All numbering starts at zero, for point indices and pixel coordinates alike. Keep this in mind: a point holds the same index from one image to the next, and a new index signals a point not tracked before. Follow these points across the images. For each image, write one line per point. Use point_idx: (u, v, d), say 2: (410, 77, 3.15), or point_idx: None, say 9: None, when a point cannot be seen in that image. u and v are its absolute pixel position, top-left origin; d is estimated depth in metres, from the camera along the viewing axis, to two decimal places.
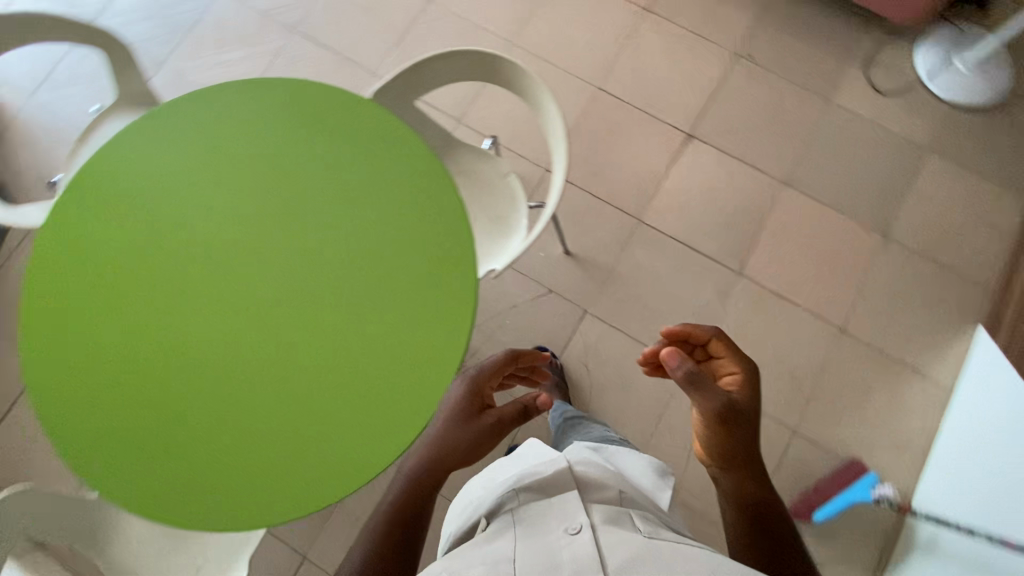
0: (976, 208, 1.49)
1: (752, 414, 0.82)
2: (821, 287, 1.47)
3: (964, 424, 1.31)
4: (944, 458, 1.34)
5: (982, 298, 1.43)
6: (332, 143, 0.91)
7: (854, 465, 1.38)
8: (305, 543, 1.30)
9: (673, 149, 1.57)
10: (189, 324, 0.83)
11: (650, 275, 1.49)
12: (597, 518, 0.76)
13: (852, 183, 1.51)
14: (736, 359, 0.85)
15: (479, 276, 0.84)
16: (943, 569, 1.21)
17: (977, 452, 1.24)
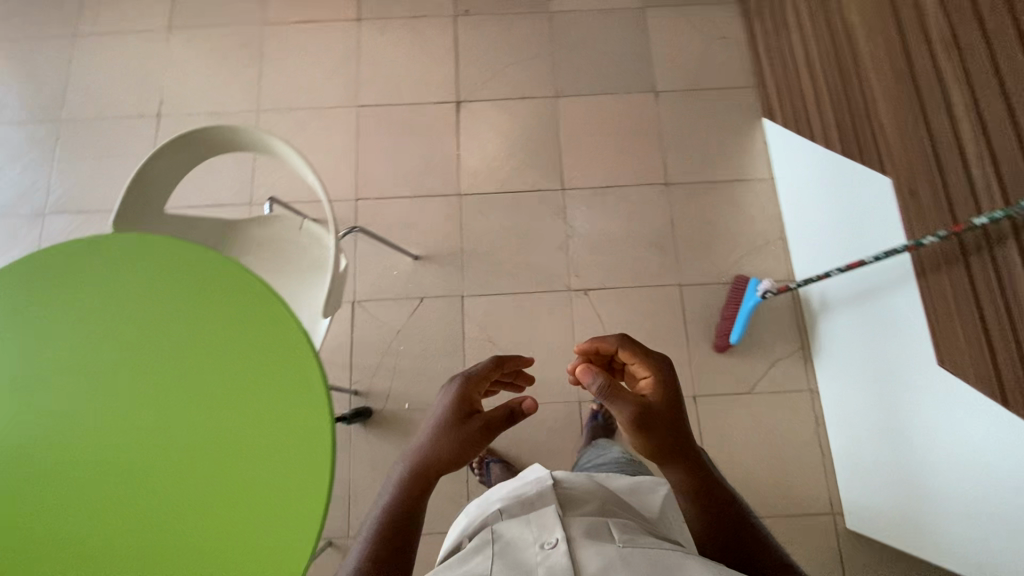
0: (705, 31, 1.71)
1: (675, 413, 0.84)
2: (632, 159, 1.62)
3: (794, 197, 1.48)
4: (795, 232, 1.49)
5: (748, 98, 1.65)
6: (81, 285, 0.97)
7: (738, 280, 1.48)
8: None
9: (451, 121, 1.65)
10: (47, 505, 0.85)
11: (495, 233, 1.56)
12: (575, 531, 0.79)
13: (604, 69, 1.70)
14: (647, 365, 0.89)
15: (265, 292, 0.94)
16: (841, 315, 1.33)
17: (809, 213, 1.41)
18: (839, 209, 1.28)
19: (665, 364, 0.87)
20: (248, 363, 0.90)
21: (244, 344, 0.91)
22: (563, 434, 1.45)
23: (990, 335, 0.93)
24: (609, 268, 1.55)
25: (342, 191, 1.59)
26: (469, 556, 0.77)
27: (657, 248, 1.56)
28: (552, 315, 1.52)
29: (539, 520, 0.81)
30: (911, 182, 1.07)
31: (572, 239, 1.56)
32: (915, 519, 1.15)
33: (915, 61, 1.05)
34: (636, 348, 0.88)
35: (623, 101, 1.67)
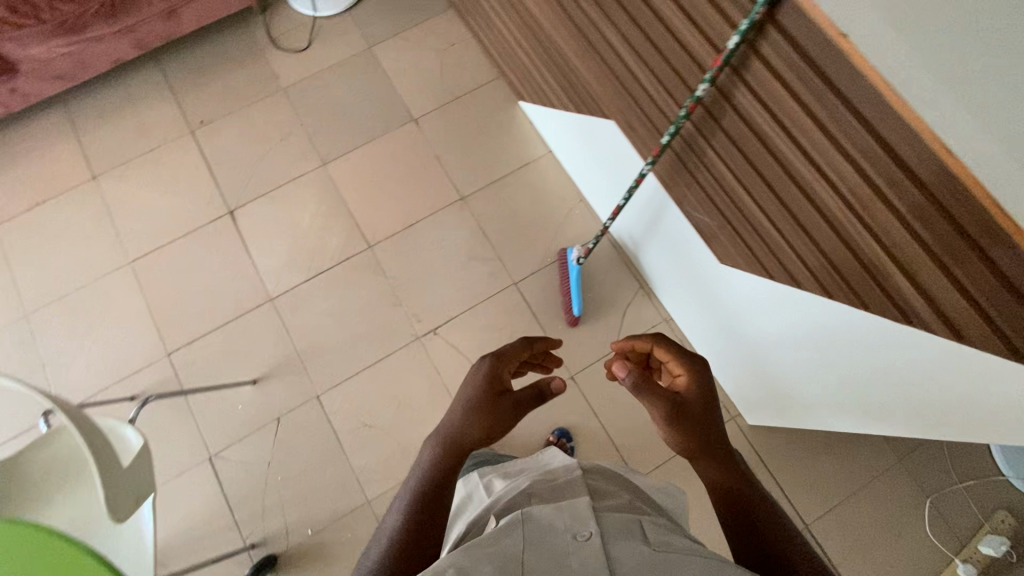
0: (433, 46, 1.74)
1: (711, 411, 0.82)
2: (422, 191, 1.62)
3: (570, 160, 1.56)
4: (586, 188, 1.57)
5: (498, 89, 1.70)
6: None
7: (561, 257, 1.53)
8: None
9: (232, 233, 1.58)
10: None
11: (323, 320, 1.51)
12: (609, 524, 0.67)
13: (359, 119, 1.69)
14: (681, 363, 0.86)
15: None
16: (645, 248, 1.43)
17: (587, 169, 1.50)
18: (601, 159, 1.37)
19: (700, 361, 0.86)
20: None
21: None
22: None
23: (734, 228, 0.98)
24: (445, 301, 1.53)
25: (151, 354, 1.48)
26: (496, 536, 0.65)
27: (480, 260, 1.57)
28: (412, 371, 1.47)
29: (573, 510, 0.69)
30: (627, 122, 1.12)
31: (399, 290, 1.53)
32: (774, 404, 1.22)
33: (577, 18, 1.11)
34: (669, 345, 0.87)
35: (390, 141, 1.67)
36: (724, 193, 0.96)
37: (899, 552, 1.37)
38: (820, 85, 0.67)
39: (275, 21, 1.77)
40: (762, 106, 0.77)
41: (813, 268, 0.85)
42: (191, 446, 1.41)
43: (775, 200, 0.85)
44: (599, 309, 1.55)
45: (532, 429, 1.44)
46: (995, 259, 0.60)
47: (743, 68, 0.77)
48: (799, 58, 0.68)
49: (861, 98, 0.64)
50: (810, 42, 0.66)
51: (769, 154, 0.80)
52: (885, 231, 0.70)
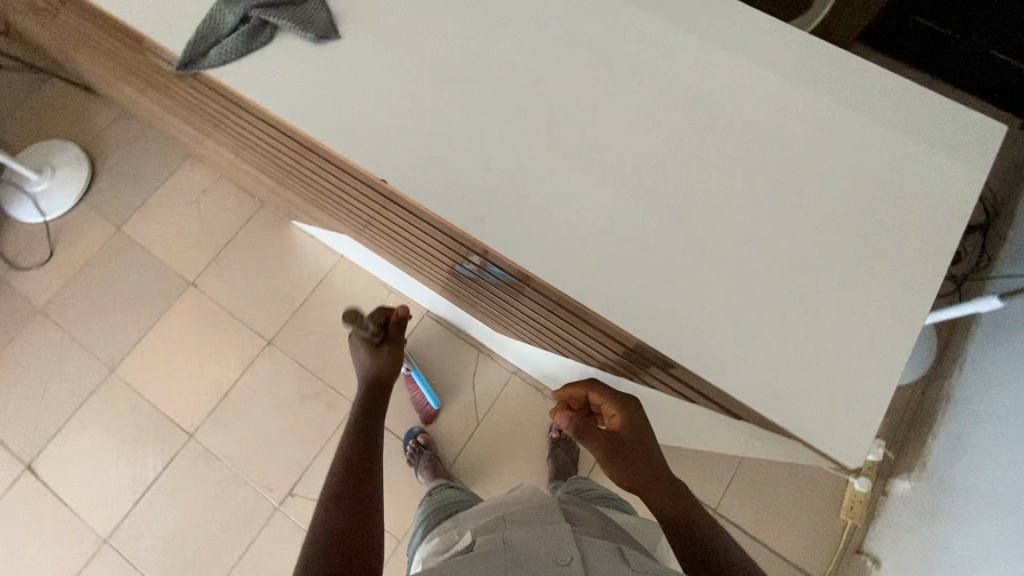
0: (184, 200, 1.65)
1: (647, 446, 0.76)
2: (226, 353, 1.51)
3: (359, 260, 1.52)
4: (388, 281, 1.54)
5: (267, 216, 1.63)
6: None
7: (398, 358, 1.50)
8: None
9: (36, 488, 1.42)
10: None
11: (169, 536, 1.37)
12: (595, 548, 0.66)
13: (132, 307, 1.56)
14: (612, 402, 0.78)
15: None
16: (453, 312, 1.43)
17: (375, 264, 1.48)
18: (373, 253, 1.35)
19: (628, 400, 0.78)
20: None
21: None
22: None
23: (518, 325, 1.05)
24: (289, 454, 1.43)
25: None
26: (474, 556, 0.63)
27: (310, 397, 1.47)
28: (284, 547, 1.36)
29: (554, 533, 0.69)
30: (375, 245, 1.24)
31: (237, 465, 1.42)
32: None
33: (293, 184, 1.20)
34: (600, 388, 0.80)
35: (174, 315, 1.55)
36: (492, 304, 1.02)
37: (802, 493, 1.41)
38: (421, 220, 0.73)
39: (6, 246, 1.62)
40: (415, 232, 0.82)
41: (576, 356, 0.93)
42: None
43: (520, 312, 0.91)
44: (447, 387, 1.51)
45: None
46: (654, 364, 0.66)
47: (379, 208, 0.82)
48: (392, 202, 0.73)
49: (452, 232, 0.69)
50: (385, 192, 0.71)
51: (487, 285, 0.87)
52: (551, 312, 0.76)
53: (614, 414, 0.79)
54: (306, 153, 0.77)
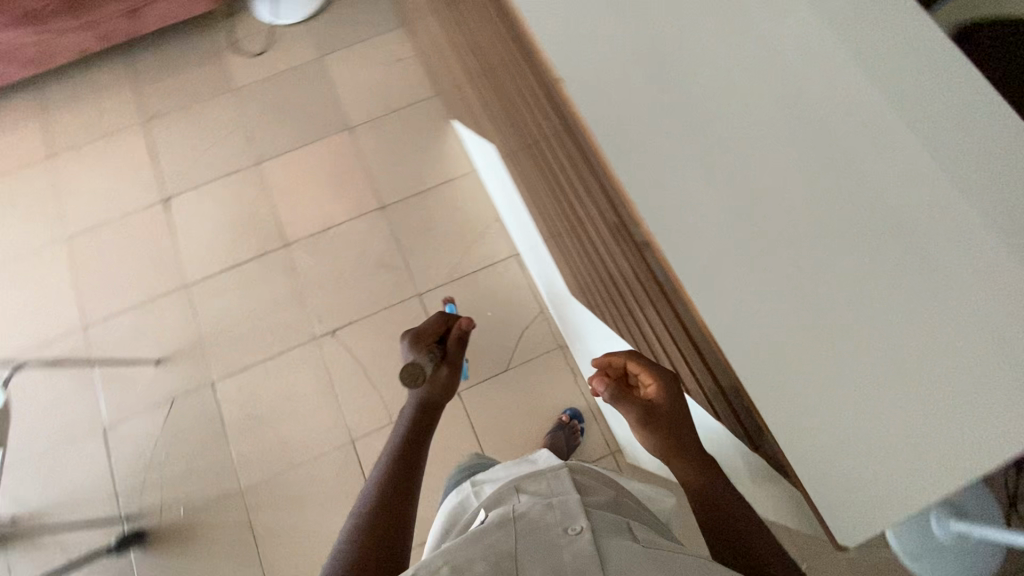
0: (379, 59, 1.81)
1: (681, 421, 0.73)
2: (345, 195, 1.68)
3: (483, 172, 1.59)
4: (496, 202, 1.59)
5: (434, 105, 1.75)
6: None
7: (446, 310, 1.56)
8: None
9: (163, 219, 1.68)
10: None
11: (230, 310, 1.58)
12: (600, 520, 0.67)
13: (297, 123, 1.76)
14: (648, 370, 0.74)
15: None
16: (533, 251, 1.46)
17: (492, 181, 1.54)
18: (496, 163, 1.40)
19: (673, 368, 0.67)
20: None
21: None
22: (343, 477, 1.44)
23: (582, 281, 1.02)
24: (347, 304, 1.57)
25: (68, 326, 1.58)
26: (484, 533, 0.66)
27: (387, 269, 1.60)
28: (305, 371, 1.52)
29: (562, 506, 0.69)
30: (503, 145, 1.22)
31: (305, 288, 1.59)
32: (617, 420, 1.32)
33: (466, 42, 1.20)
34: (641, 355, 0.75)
35: (323, 146, 1.73)
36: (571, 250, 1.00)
37: None
38: (568, 143, 0.71)
39: (237, 29, 1.89)
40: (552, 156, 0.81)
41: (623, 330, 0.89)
42: (90, 415, 1.50)
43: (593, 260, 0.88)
44: (498, 325, 1.57)
45: None
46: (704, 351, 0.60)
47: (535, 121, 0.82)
48: (554, 117, 0.72)
49: (592, 164, 0.67)
50: (555, 106, 0.70)
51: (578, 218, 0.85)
52: (636, 288, 0.73)
53: (651, 383, 0.75)
54: (508, 49, 0.79)
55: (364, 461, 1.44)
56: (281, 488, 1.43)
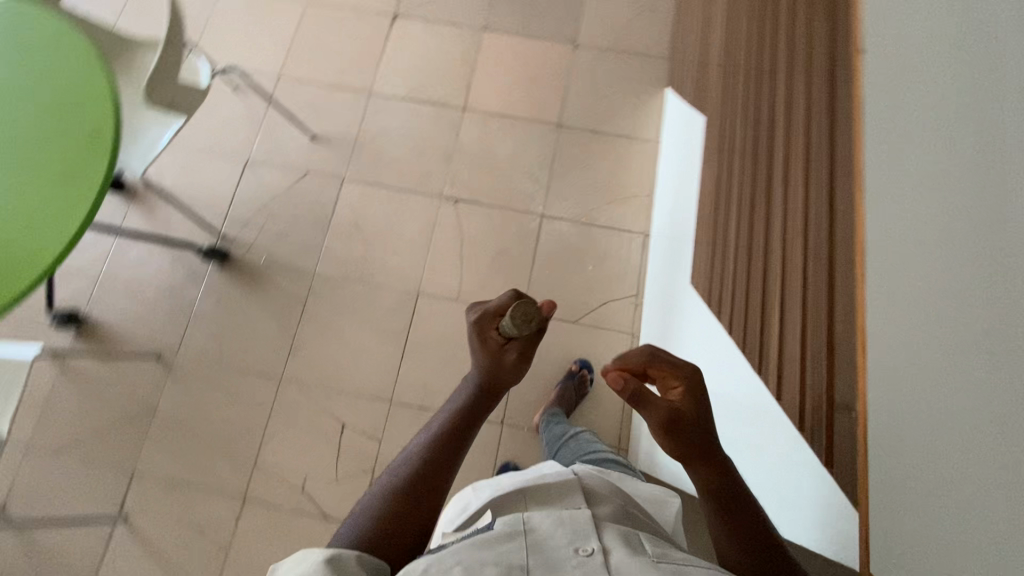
0: (636, 1, 1.82)
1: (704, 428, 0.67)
2: (536, 98, 1.72)
3: (669, 139, 1.56)
4: (663, 172, 1.56)
5: (658, 67, 1.74)
6: None
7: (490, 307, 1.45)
8: (133, 454, 1.42)
9: (384, 30, 1.81)
10: None
11: (389, 133, 1.69)
12: (613, 539, 0.66)
13: (535, 14, 1.82)
14: (674, 374, 0.68)
15: (77, 38, 1.15)
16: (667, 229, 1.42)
17: (672, 149, 1.52)
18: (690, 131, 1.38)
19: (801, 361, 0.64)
20: (79, 128, 1.06)
21: (45, 127, 1.07)
22: (392, 318, 1.53)
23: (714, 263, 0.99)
24: (481, 186, 1.64)
25: (268, 70, 1.76)
26: (495, 540, 0.65)
27: (530, 179, 1.64)
28: (416, 217, 1.62)
29: (571, 520, 0.69)
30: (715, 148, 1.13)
31: (457, 153, 1.67)
32: None
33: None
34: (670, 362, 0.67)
35: (543, 47, 1.78)
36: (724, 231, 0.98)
37: None
38: (826, 197, 0.65)
39: None
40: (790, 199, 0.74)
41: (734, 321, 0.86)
42: (243, 145, 1.68)
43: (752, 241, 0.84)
44: (592, 282, 1.55)
45: (462, 323, 1.52)
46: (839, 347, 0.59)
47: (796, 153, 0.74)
48: (826, 170, 0.66)
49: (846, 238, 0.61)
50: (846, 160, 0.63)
51: (765, 196, 0.82)
52: (792, 369, 0.69)
53: (676, 387, 0.68)
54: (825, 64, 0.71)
55: (416, 317, 1.53)
56: (342, 294, 1.55)
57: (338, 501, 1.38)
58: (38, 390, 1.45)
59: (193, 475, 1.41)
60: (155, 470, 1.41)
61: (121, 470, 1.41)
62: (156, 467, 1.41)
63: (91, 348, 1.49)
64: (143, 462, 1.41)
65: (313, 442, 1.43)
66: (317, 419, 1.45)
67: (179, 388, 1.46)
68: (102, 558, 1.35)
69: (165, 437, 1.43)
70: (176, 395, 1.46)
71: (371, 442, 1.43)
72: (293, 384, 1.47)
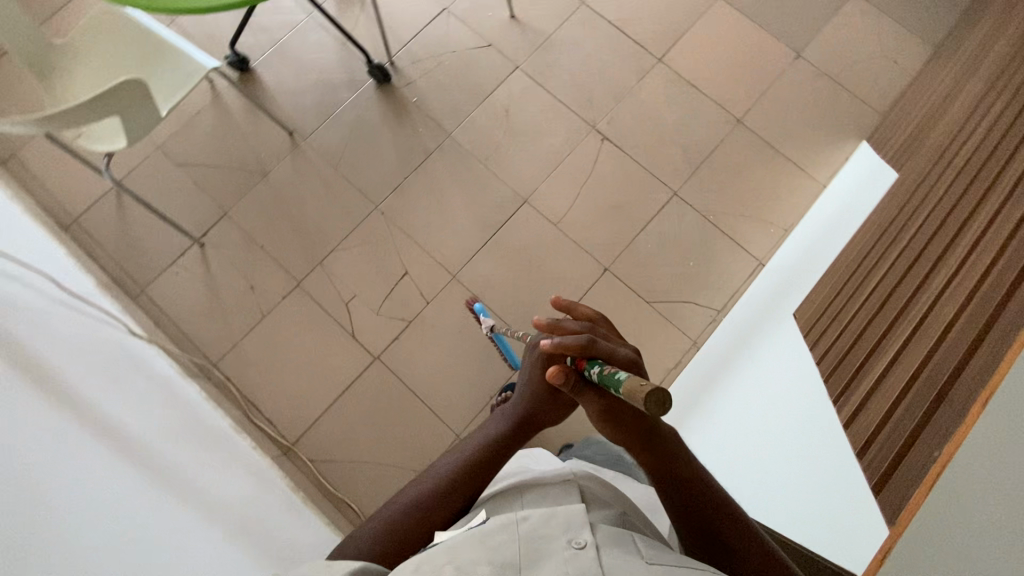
0: (884, 44, 1.68)
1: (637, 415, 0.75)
2: (732, 86, 1.65)
3: (837, 189, 1.50)
4: (813, 213, 1.50)
5: (866, 118, 1.62)
6: None
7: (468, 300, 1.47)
8: (231, 201, 1.56)
9: None
10: None
11: (581, 46, 1.68)
12: (604, 531, 0.66)
13: (777, 7, 1.71)
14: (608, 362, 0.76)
15: None
16: (785, 269, 1.44)
17: (833, 199, 1.49)
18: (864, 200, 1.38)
19: (901, 413, 0.80)
20: None
21: None
22: (493, 209, 1.56)
23: (836, 302, 1.10)
24: (634, 138, 1.61)
25: None
26: (486, 536, 0.65)
27: (683, 155, 1.59)
28: (561, 134, 1.61)
29: (565, 512, 0.67)
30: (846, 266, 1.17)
31: (630, 97, 1.64)
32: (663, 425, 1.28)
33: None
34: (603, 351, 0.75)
35: (767, 42, 1.68)
36: (860, 280, 1.09)
37: None
38: (984, 318, 0.77)
39: None
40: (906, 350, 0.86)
41: (838, 358, 0.98)
42: None
43: (894, 304, 0.96)
44: (685, 278, 1.51)
45: (549, 247, 1.54)
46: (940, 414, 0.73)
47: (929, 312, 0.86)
48: (995, 300, 0.77)
49: (959, 394, 0.73)
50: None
51: (923, 278, 0.93)
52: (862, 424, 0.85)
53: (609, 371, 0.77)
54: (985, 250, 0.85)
55: (513, 220, 1.55)
56: (462, 164, 1.58)
57: (368, 331, 1.49)
58: (190, 108, 1.61)
59: (268, 242, 1.54)
60: (242, 221, 1.55)
61: (217, 208, 1.55)
62: (243, 220, 1.55)
63: (243, 97, 1.62)
64: (236, 211, 1.55)
65: (374, 272, 1.52)
66: (387, 255, 1.53)
67: (292, 168, 1.58)
68: (171, 265, 1.52)
69: (262, 200, 1.56)
70: (287, 173, 1.58)
71: (419, 299, 1.51)
72: (383, 217, 1.55)
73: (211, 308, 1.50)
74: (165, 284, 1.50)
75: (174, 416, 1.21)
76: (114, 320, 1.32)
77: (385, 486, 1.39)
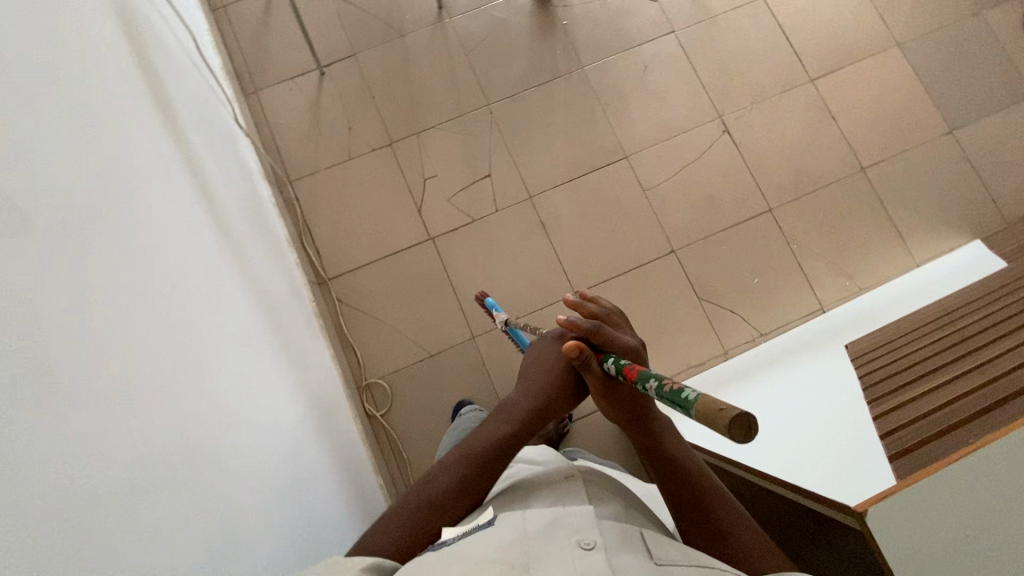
0: None
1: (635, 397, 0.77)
2: (871, 133, 1.60)
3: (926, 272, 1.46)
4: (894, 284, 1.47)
5: (989, 219, 1.55)
6: None
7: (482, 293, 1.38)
8: (363, 46, 1.61)
9: None
10: None
11: (741, 36, 1.64)
12: (612, 535, 0.68)
13: (950, 77, 1.64)
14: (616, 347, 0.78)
15: None
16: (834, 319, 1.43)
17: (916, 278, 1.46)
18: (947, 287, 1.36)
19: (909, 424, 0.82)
20: None
21: None
22: (592, 152, 1.57)
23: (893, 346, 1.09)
24: (754, 143, 1.58)
25: None
26: (490, 544, 0.65)
27: (793, 178, 1.56)
28: (686, 110, 1.60)
29: (572, 519, 0.69)
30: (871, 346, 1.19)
31: (768, 103, 1.61)
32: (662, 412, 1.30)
33: None
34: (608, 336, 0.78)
35: (925, 106, 1.62)
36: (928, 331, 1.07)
37: None
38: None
39: None
40: (890, 426, 0.87)
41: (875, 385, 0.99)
42: None
43: (945, 348, 0.95)
44: (744, 292, 1.50)
45: (629, 209, 1.54)
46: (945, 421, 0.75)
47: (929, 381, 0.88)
48: None
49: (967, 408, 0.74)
50: None
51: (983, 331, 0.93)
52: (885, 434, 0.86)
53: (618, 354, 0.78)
54: (989, 335, 0.89)
55: (607, 171, 1.56)
56: (583, 99, 1.59)
57: (434, 213, 1.54)
58: None
59: (379, 96, 1.59)
60: (365, 67, 1.60)
61: (348, 46, 1.61)
62: (366, 67, 1.60)
63: None
64: (363, 56, 1.61)
65: (461, 162, 1.56)
66: (478, 153, 1.57)
67: (429, 38, 1.62)
68: (288, 79, 1.59)
69: (390, 57, 1.61)
70: (422, 41, 1.62)
71: (490, 203, 1.54)
72: (490, 118, 1.58)
73: (307, 133, 1.57)
74: (277, 94, 1.58)
75: (240, 190, 1.29)
76: (226, 101, 1.40)
77: (390, 352, 1.45)
